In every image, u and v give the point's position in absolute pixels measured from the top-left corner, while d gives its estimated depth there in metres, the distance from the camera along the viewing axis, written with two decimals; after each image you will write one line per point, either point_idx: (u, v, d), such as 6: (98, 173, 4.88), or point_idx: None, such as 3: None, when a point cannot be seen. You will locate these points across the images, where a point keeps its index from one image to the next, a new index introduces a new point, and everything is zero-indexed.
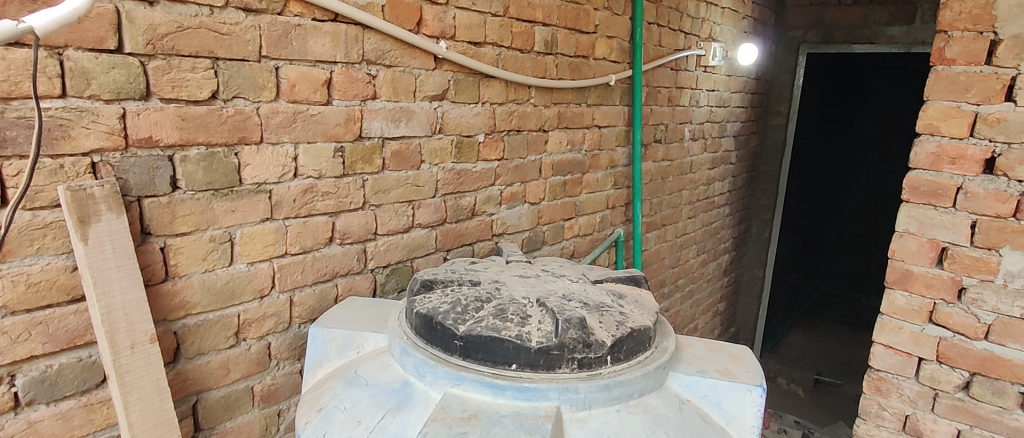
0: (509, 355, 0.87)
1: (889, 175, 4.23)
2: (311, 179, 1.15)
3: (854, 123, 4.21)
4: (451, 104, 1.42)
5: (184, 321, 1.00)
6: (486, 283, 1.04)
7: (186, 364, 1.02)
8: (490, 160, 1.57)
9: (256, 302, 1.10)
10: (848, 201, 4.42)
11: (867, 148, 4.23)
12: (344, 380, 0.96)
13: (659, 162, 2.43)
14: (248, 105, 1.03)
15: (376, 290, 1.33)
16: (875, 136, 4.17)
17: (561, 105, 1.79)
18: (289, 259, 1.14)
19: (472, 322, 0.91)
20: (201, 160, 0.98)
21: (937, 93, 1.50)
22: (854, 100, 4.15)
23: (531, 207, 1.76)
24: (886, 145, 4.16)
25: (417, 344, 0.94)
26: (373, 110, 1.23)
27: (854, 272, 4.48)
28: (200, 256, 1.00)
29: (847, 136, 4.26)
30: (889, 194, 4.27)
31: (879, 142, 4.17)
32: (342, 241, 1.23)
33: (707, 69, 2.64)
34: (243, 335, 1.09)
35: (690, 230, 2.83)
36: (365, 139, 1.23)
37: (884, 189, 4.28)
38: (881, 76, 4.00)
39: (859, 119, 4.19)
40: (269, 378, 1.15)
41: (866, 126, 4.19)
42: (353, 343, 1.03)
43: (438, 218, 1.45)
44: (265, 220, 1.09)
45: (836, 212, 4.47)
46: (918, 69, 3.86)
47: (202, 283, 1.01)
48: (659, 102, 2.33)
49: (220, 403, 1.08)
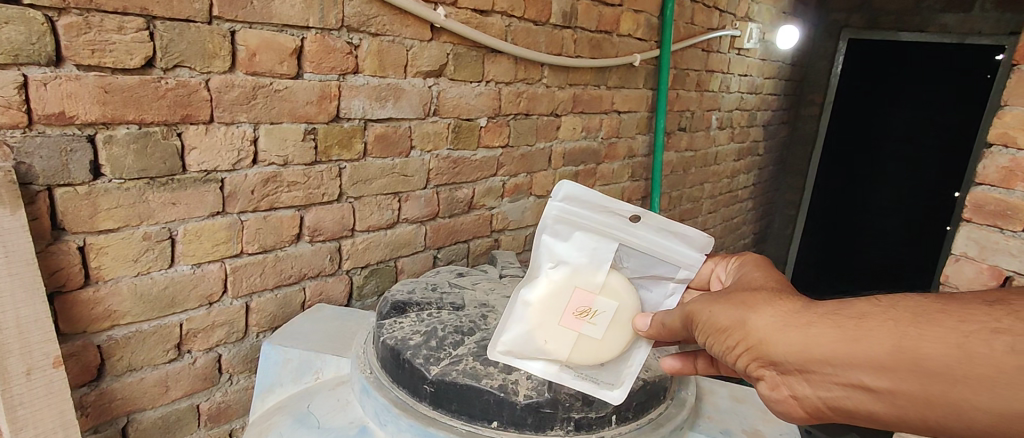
0: (489, 411, 0.70)
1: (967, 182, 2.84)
2: (275, 167, 0.97)
3: (929, 103, 2.94)
4: (448, 82, 1.22)
5: (109, 333, 0.84)
6: (471, 308, 0.86)
7: (113, 382, 0.86)
8: (491, 147, 1.38)
9: (203, 310, 0.94)
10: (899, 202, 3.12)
11: (952, 136, 2.88)
12: (291, 414, 0.79)
13: (682, 152, 2.23)
14: (194, 76, 0.85)
15: (351, 294, 1.16)
16: (945, 121, 2.89)
17: (577, 87, 1.58)
18: (244, 259, 0.97)
19: (448, 362, 0.73)
20: (131, 142, 0.80)
21: (1018, 98, 1.27)
22: (903, 73, 2.98)
23: (537, 200, 1.58)
24: (913, 142, 3.02)
25: (380, 382, 0.77)
26: (353, 87, 1.05)
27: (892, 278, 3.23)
28: (129, 258, 0.84)
29: (917, 116, 2.99)
30: (919, 191, 3.04)
31: (949, 130, 2.88)
32: (312, 239, 1.06)
33: (741, 52, 2.40)
34: (185, 347, 0.93)
35: (710, 225, 2.63)
36: (342, 121, 1.05)
37: (919, 185, 3.03)
38: (928, 52, 2.88)
39: (929, 96, 2.93)
40: (219, 394, 0.99)
41: (922, 106, 2.96)
42: (311, 367, 0.87)
43: (428, 213, 1.27)
44: (216, 213, 0.92)
45: (890, 210, 3.17)
46: (914, 53, 2.93)
47: (133, 289, 0.85)
48: (686, 86, 2.11)
49: (157, 425, 0.93)
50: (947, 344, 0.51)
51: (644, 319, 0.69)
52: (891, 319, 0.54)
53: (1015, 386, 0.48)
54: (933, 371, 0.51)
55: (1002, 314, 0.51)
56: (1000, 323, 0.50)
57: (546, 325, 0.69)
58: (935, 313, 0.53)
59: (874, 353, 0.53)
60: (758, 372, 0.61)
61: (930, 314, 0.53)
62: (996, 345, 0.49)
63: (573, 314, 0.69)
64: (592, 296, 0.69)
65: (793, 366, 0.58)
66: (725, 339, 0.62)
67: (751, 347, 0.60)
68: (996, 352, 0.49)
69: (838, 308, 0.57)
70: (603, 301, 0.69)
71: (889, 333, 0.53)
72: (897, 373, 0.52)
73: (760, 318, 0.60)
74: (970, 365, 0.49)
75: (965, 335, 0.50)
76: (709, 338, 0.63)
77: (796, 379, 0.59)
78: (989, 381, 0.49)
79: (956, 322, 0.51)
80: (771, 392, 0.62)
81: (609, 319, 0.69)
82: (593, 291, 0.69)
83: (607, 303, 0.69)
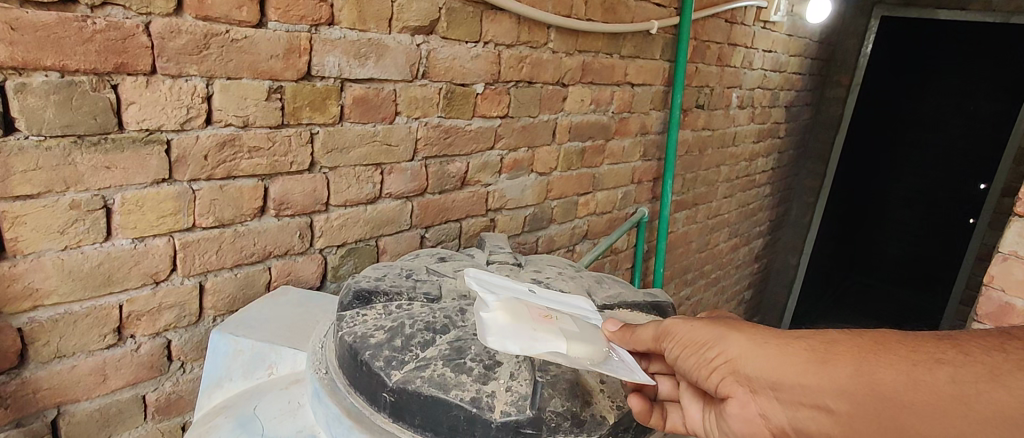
0: (458, 428, 0.59)
1: (999, 179, 2.70)
2: (233, 128, 0.85)
3: (961, 91, 2.81)
4: (440, 41, 1.08)
5: (31, 315, 0.73)
6: (448, 301, 0.73)
7: (37, 370, 0.75)
8: (489, 117, 1.24)
9: (148, 289, 0.82)
10: (922, 191, 3.07)
11: (984, 127, 2.78)
12: (234, 417, 0.68)
13: (699, 131, 2.08)
14: (129, 17, 0.72)
15: (326, 276, 1.05)
16: (979, 111, 2.78)
17: (587, 54, 1.44)
18: (197, 234, 0.85)
19: (413, 367, 0.61)
20: (51, 93, 0.68)
21: None
22: (936, 58, 2.81)
23: (538, 179, 1.44)
24: (942, 132, 2.92)
25: (336, 386, 0.65)
26: (328, 41, 0.92)
27: (907, 265, 3.25)
28: (53, 229, 0.72)
29: (947, 104, 2.86)
30: (944, 182, 2.98)
31: (981, 121, 2.79)
32: (278, 212, 0.94)
33: (767, 26, 2.23)
34: (127, 332, 0.82)
35: (724, 211, 2.49)
36: (314, 79, 0.92)
37: (944, 176, 2.97)
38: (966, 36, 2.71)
39: (963, 83, 2.79)
40: (169, 384, 0.89)
41: (955, 94, 2.83)
42: (262, 361, 0.75)
43: (415, 188, 1.14)
44: (160, 181, 0.80)
45: (912, 198, 3.11)
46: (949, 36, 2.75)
47: (59, 265, 0.74)
48: (707, 60, 1.95)
49: (95, 418, 0.82)
50: (898, 369, 0.50)
51: (608, 324, 0.71)
52: (855, 346, 0.54)
53: (957, 417, 0.46)
54: (885, 396, 0.50)
55: (947, 346, 0.50)
56: (944, 354, 0.50)
57: (523, 321, 0.62)
58: (890, 342, 0.53)
59: (838, 376, 0.53)
60: (728, 388, 0.61)
61: (889, 343, 0.52)
62: (938, 374, 0.48)
63: (542, 316, 0.64)
64: (545, 311, 0.67)
65: (765, 383, 0.58)
66: (705, 352, 0.63)
67: (728, 360, 0.61)
68: (938, 381, 0.48)
69: (811, 335, 0.58)
70: (555, 314, 0.67)
71: (853, 358, 0.53)
72: (854, 397, 0.51)
73: (740, 337, 0.62)
74: (915, 390, 0.49)
75: (914, 363, 0.50)
76: (686, 349, 0.64)
77: (765, 398, 0.58)
78: (934, 409, 0.47)
79: (908, 351, 0.51)
80: (738, 411, 0.61)
81: (572, 324, 0.66)
82: (541, 308, 0.67)
83: (559, 315, 0.68)
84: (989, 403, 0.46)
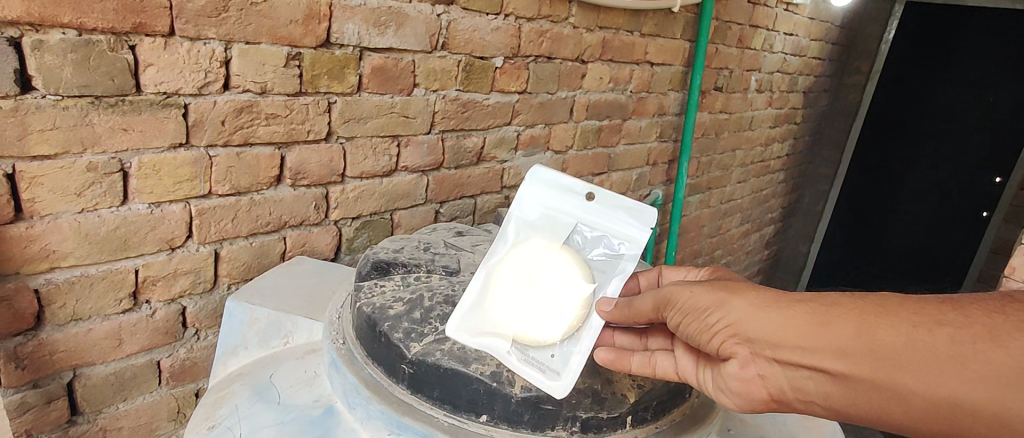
0: (478, 402, 0.59)
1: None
2: (250, 95, 0.83)
3: (982, 81, 2.74)
4: (461, 12, 1.06)
5: (48, 276, 0.73)
6: (466, 274, 0.73)
7: (54, 333, 0.75)
8: (507, 92, 1.22)
9: (164, 255, 0.82)
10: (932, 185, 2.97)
11: (1004, 118, 2.72)
12: (250, 386, 0.67)
13: (716, 114, 2.04)
14: None
15: (339, 248, 1.04)
16: (1000, 102, 2.71)
17: (607, 30, 1.40)
18: (213, 201, 0.84)
19: (433, 340, 0.62)
20: (68, 52, 0.67)
21: None
22: (957, 46, 2.73)
23: (554, 157, 1.42)
24: (959, 123, 2.83)
25: (355, 357, 0.65)
26: (347, 8, 0.90)
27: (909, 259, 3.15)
28: (70, 191, 0.71)
29: (965, 94, 2.78)
30: (957, 174, 2.90)
31: (1001, 112, 2.73)
32: (294, 182, 0.93)
33: (790, 8, 2.18)
34: (142, 297, 0.82)
35: (737, 196, 2.46)
36: (333, 47, 0.90)
37: (955, 168, 2.90)
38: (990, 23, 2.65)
39: (983, 73, 2.73)
40: (183, 351, 0.89)
41: (976, 84, 2.75)
42: (279, 330, 0.75)
43: (431, 162, 1.13)
44: (176, 146, 0.79)
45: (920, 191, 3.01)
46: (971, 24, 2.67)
47: (76, 228, 0.73)
48: (727, 42, 1.91)
49: (109, 382, 0.82)
50: (898, 331, 0.50)
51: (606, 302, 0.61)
52: (858, 303, 0.53)
53: (951, 375, 0.48)
54: (885, 356, 0.50)
55: (946, 307, 0.51)
56: (944, 315, 0.51)
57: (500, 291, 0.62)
58: (892, 303, 0.53)
59: (839, 337, 0.52)
60: (730, 351, 0.57)
61: (892, 306, 0.52)
62: (938, 335, 0.49)
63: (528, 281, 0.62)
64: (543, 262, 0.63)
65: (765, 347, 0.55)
66: (705, 319, 0.58)
67: (729, 324, 0.56)
68: (938, 341, 0.49)
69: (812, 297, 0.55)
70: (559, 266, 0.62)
71: (853, 318, 0.52)
72: (853, 358, 0.51)
73: (741, 301, 0.57)
74: (915, 349, 0.50)
75: (915, 325, 0.50)
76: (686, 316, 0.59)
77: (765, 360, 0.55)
78: (929, 367, 0.49)
79: (909, 313, 0.51)
80: (737, 372, 0.57)
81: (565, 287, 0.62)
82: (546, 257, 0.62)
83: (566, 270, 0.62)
84: (987, 363, 0.48)
